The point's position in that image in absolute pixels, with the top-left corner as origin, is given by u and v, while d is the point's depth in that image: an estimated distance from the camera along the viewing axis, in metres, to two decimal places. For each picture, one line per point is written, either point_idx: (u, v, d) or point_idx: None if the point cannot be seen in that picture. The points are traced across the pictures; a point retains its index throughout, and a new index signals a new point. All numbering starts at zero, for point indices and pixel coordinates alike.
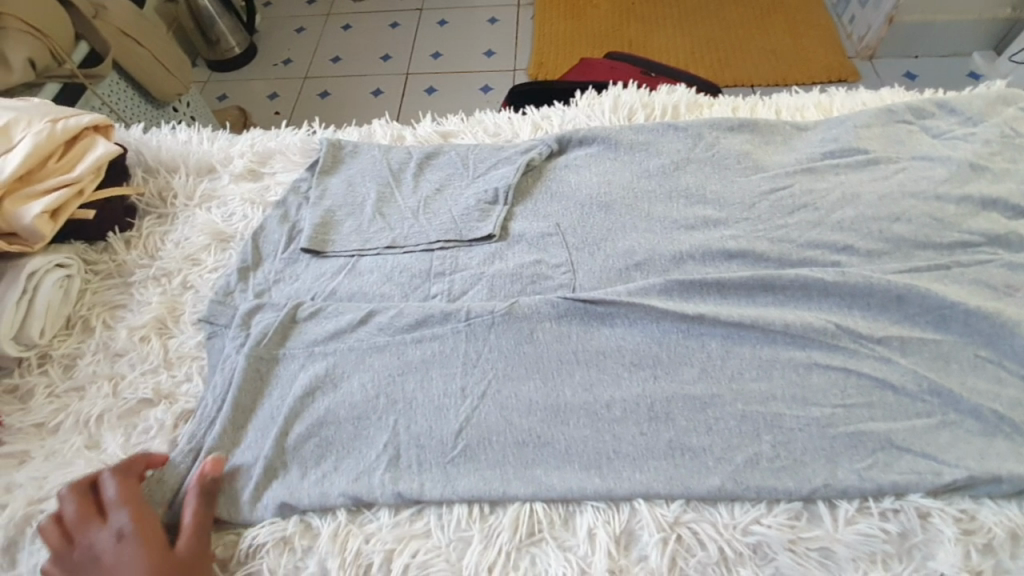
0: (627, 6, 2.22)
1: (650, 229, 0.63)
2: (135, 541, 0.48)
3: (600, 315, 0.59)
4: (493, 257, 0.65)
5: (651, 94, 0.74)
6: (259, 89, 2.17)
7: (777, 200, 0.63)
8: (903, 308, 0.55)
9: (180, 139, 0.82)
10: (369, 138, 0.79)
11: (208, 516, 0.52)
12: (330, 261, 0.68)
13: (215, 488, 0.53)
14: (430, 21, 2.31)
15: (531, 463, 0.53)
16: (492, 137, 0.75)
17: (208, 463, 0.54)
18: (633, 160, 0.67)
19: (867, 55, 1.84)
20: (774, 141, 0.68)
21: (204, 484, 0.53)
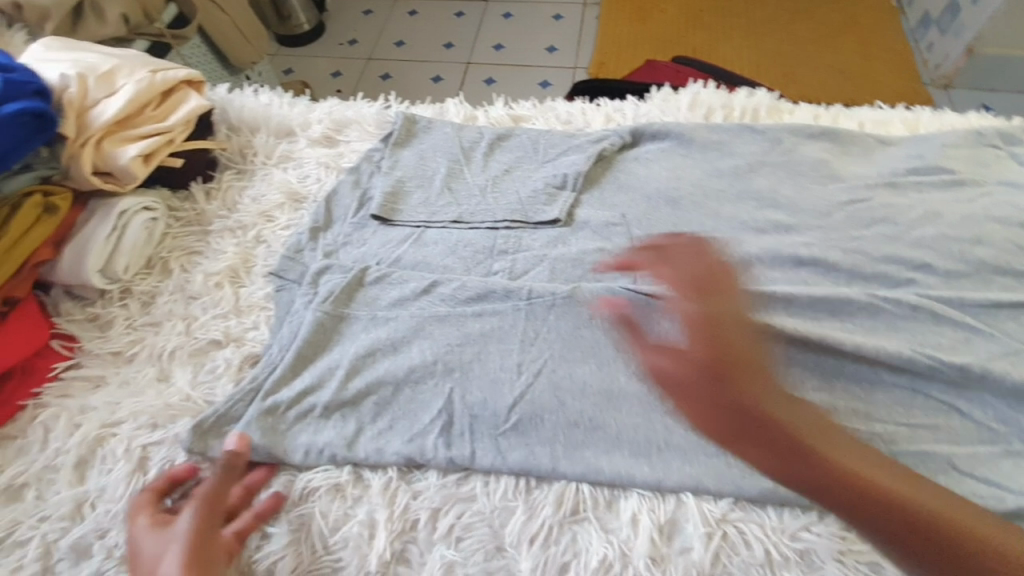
0: (694, 13, 2.19)
1: (718, 227, 0.62)
2: (158, 530, 0.50)
3: (662, 309, 0.60)
4: (557, 241, 0.66)
5: (730, 95, 0.73)
6: (323, 66, 2.23)
7: (854, 212, 0.62)
8: (977, 332, 0.54)
9: (262, 101, 0.85)
10: (442, 115, 0.81)
11: (220, 494, 0.51)
12: (398, 230, 0.70)
13: (234, 463, 0.53)
14: (495, 13, 2.33)
15: (581, 444, 0.54)
16: (564, 124, 0.76)
17: (233, 439, 0.54)
18: (706, 159, 0.67)
19: (942, 83, 1.83)
20: (853, 153, 0.67)
21: (225, 460, 0.53)
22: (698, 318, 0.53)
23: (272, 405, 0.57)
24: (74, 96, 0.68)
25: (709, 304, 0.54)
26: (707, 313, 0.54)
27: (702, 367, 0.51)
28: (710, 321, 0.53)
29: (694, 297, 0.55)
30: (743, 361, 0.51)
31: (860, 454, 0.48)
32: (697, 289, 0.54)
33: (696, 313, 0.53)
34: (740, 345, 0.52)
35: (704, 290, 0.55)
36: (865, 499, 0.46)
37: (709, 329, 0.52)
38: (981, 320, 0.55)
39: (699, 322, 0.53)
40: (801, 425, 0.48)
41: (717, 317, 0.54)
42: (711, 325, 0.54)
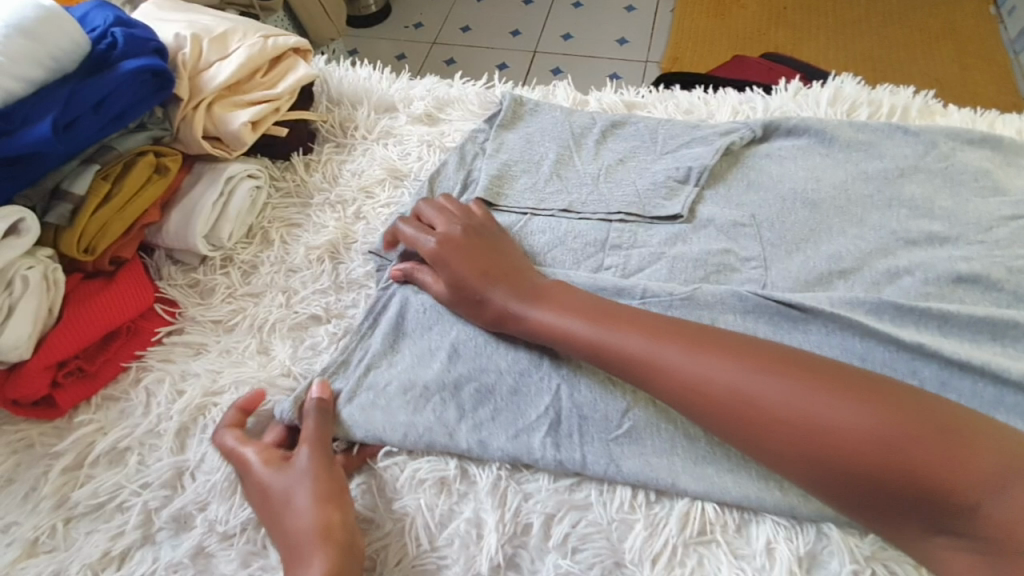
0: (777, 10, 2.09)
1: (863, 235, 0.57)
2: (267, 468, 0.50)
3: (794, 320, 0.54)
4: (677, 238, 0.62)
5: (875, 91, 0.67)
6: (389, 48, 2.23)
7: (1021, 229, 0.54)
8: None
9: (362, 76, 0.83)
10: (550, 98, 0.77)
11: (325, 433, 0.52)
12: (502, 216, 0.67)
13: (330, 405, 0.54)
14: (565, 1, 2.27)
15: (705, 458, 0.50)
16: (684, 114, 0.71)
17: (317, 387, 0.55)
18: (849, 160, 0.61)
19: None
20: (1019, 163, 0.60)
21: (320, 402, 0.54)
22: (513, 266, 0.59)
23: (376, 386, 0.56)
24: (188, 58, 0.67)
25: (513, 255, 0.60)
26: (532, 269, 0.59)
27: (525, 306, 0.55)
28: (522, 267, 0.59)
29: (502, 248, 0.61)
30: (525, 303, 0.56)
31: (810, 391, 0.45)
32: (495, 241, 0.61)
33: (507, 258, 0.60)
34: (541, 288, 0.57)
35: (497, 243, 0.61)
36: (824, 441, 0.43)
37: (526, 271, 0.59)
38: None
39: (503, 266, 0.59)
40: (734, 370, 0.47)
41: (517, 263, 0.59)
42: (521, 267, 0.59)
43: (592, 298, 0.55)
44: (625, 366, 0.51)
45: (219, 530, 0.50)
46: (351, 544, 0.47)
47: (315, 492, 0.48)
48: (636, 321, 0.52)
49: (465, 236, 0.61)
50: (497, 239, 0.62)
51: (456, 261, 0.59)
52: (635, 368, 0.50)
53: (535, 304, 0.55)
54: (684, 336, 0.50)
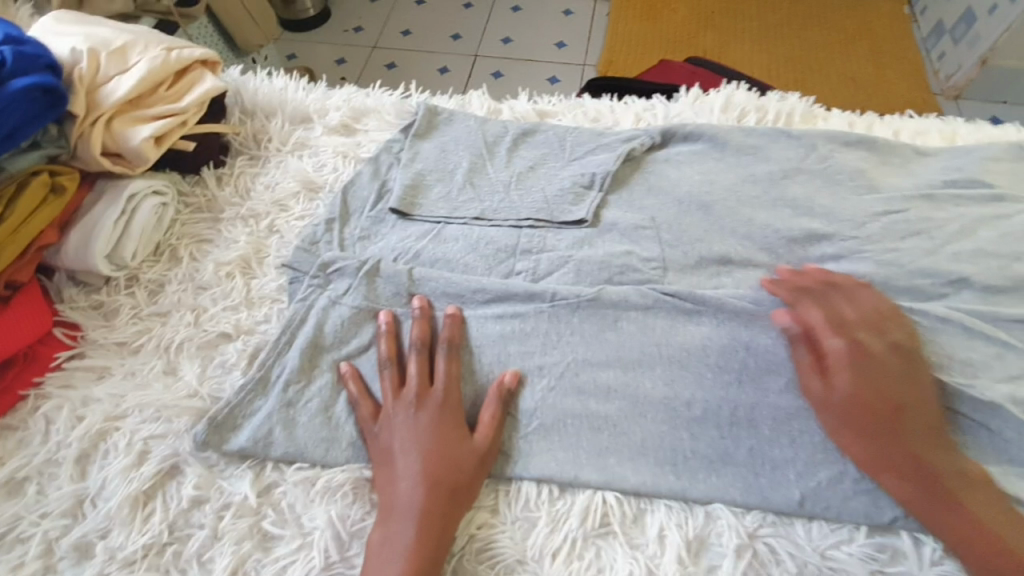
0: (706, 14, 2.19)
1: (750, 236, 0.61)
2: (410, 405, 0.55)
3: (687, 312, 0.59)
4: (583, 243, 0.64)
5: (764, 97, 0.71)
6: (328, 53, 2.19)
7: (891, 223, 0.58)
8: (1010, 347, 0.51)
9: (278, 87, 0.82)
10: (465, 106, 0.78)
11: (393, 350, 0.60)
12: (417, 225, 0.68)
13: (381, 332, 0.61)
14: (504, 5, 2.30)
15: (605, 450, 0.53)
16: (592, 121, 0.74)
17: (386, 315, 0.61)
18: (739, 163, 0.65)
19: (952, 94, 1.89)
20: (893, 162, 0.63)
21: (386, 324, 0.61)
22: (428, 434, 0.53)
23: (292, 398, 0.57)
24: (85, 72, 0.65)
25: (435, 424, 0.53)
26: (457, 433, 0.53)
27: (405, 455, 0.51)
28: (437, 435, 0.53)
29: (438, 404, 0.55)
30: (389, 454, 0.52)
31: (893, 428, 0.48)
32: (432, 403, 0.55)
33: (429, 423, 0.53)
34: (435, 450, 0.51)
35: (433, 399, 0.55)
36: (925, 491, 0.46)
37: (436, 440, 0.52)
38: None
39: (417, 428, 0.53)
40: (887, 432, 0.48)
41: (440, 425, 0.53)
42: (435, 435, 0.52)
43: (460, 492, 0.50)
44: (426, 516, 0.48)
45: (119, 558, 0.49)
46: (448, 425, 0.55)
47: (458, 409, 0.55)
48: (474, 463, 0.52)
49: (423, 358, 0.58)
50: (435, 395, 0.55)
51: (844, 303, 0.54)
52: (862, 418, 0.49)
53: (414, 455, 0.51)
54: (867, 384, 0.50)
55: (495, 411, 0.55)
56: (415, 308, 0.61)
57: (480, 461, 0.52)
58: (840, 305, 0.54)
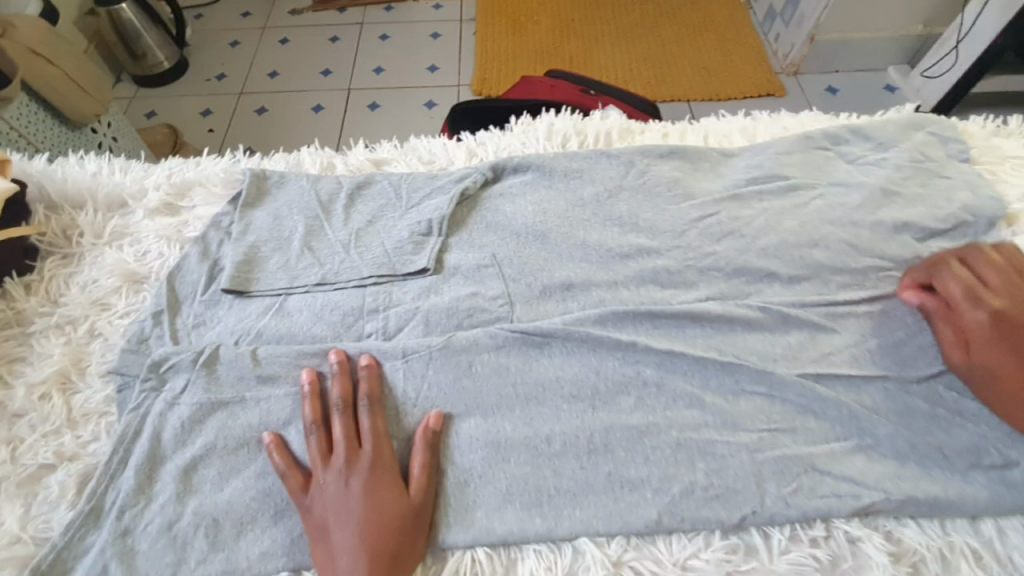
0: (567, 23, 2.27)
1: (587, 257, 0.63)
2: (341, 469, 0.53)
3: (538, 344, 0.59)
4: (429, 291, 0.63)
5: (585, 119, 0.74)
6: (192, 106, 2.05)
7: (706, 227, 0.62)
8: (820, 328, 0.57)
9: (90, 170, 0.76)
10: (297, 167, 0.76)
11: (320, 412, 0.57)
12: (256, 301, 0.65)
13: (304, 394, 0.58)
14: (371, 35, 2.26)
15: (471, 505, 0.52)
16: (426, 165, 0.74)
17: (308, 374, 0.58)
18: (567, 189, 0.67)
19: (792, 71, 2.05)
20: (703, 167, 0.67)
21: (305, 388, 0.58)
22: (365, 499, 0.51)
23: (132, 522, 0.52)
24: None
25: (372, 488, 0.51)
26: (393, 490, 0.52)
27: (341, 528, 0.49)
28: (372, 500, 0.51)
29: (372, 464, 0.53)
30: (327, 529, 0.50)
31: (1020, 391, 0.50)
32: (365, 465, 0.53)
33: (365, 488, 0.51)
34: (372, 517, 0.50)
35: (365, 460, 0.53)
36: None
37: (373, 505, 0.50)
38: (836, 317, 0.57)
39: (353, 495, 0.51)
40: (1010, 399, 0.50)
41: (376, 487, 0.52)
42: (372, 500, 0.51)
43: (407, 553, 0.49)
44: None
45: None
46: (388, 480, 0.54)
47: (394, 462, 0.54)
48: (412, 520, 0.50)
49: (347, 416, 0.56)
50: (368, 456, 0.53)
51: (978, 268, 0.55)
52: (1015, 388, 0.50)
53: (350, 527, 0.49)
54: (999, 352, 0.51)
55: (425, 458, 0.54)
56: (305, 386, 0.58)
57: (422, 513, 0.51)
58: (974, 270, 0.55)
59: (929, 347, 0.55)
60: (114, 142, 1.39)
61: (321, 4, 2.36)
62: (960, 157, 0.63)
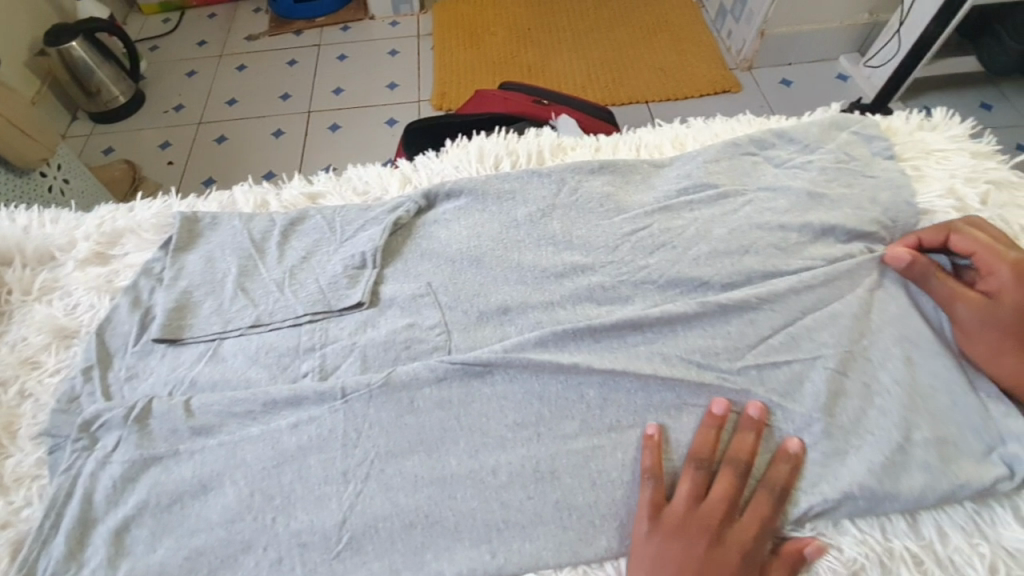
0: (523, 33, 2.28)
1: (522, 279, 0.63)
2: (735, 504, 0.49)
3: (479, 372, 0.57)
4: (366, 325, 0.62)
5: (516, 139, 0.74)
6: (150, 138, 2.00)
7: (638, 240, 0.62)
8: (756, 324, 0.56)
9: (17, 225, 0.74)
10: (229, 206, 0.74)
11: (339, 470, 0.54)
12: (190, 348, 0.63)
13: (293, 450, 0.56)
14: (328, 56, 2.24)
15: (421, 547, 0.51)
16: (360, 196, 0.73)
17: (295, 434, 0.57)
18: (500, 211, 0.67)
19: (745, 66, 2.07)
20: (634, 180, 0.67)
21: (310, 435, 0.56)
22: (698, 529, 0.48)
23: None
24: None
25: (710, 516, 0.48)
26: (753, 522, 0.48)
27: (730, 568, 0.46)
28: (693, 529, 0.48)
29: (697, 490, 0.50)
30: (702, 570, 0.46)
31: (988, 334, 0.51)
32: (721, 490, 0.49)
33: (691, 515, 0.48)
34: (665, 544, 0.47)
35: (694, 489, 0.50)
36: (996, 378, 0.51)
37: (692, 537, 0.47)
38: (774, 298, 0.56)
39: (682, 519, 0.48)
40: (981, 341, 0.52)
41: (697, 513, 0.48)
42: (699, 528, 0.48)
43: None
44: None
45: None
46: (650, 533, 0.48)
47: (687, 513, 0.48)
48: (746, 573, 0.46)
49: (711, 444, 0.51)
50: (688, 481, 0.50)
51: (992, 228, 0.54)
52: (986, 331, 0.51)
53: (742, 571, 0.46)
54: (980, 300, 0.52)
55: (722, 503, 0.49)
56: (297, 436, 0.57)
57: (752, 554, 0.46)
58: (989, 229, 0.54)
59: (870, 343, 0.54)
60: (66, 183, 1.35)
61: (276, 29, 2.34)
62: (885, 154, 0.62)
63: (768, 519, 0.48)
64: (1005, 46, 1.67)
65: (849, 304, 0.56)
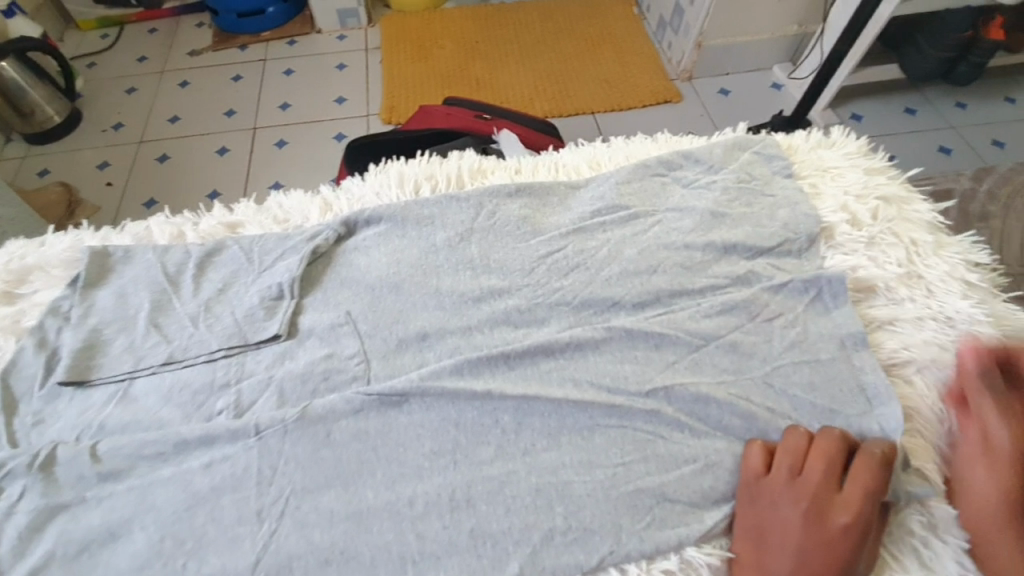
0: (471, 45, 2.29)
1: (440, 304, 0.63)
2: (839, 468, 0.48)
3: (396, 402, 0.57)
4: (283, 358, 0.61)
5: (435, 163, 0.75)
6: (87, 157, 1.89)
7: (553, 263, 0.64)
8: (662, 341, 0.57)
9: None
10: (144, 239, 0.73)
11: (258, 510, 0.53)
12: (100, 390, 0.61)
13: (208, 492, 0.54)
14: (275, 71, 2.17)
15: None
16: (280, 224, 0.72)
17: (216, 476, 0.55)
18: (420, 236, 0.67)
19: (686, 77, 2.14)
20: (551, 203, 0.69)
21: (229, 476, 0.55)
22: (790, 493, 0.48)
23: None
24: None
25: (815, 482, 0.48)
26: (854, 491, 0.47)
27: (826, 523, 0.46)
28: (789, 496, 0.48)
29: (797, 458, 0.50)
30: (798, 523, 0.47)
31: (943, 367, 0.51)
32: (820, 457, 0.49)
33: (796, 481, 0.48)
34: (759, 497, 0.49)
35: (794, 450, 0.50)
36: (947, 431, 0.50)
37: (790, 505, 0.47)
38: (677, 324, 0.58)
39: (784, 486, 0.48)
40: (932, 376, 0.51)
41: (798, 481, 0.48)
42: (796, 496, 0.48)
43: (790, 559, 0.45)
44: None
45: None
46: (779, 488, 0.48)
47: (829, 470, 0.48)
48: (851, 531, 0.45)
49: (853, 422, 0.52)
50: (799, 445, 0.50)
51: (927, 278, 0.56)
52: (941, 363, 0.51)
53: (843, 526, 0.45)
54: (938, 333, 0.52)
55: (829, 465, 0.48)
56: (210, 479, 0.55)
57: (858, 522, 0.45)
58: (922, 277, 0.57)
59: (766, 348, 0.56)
60: None
61: (220, 43, 2.25)
62: (784, 173, 0.65)
63: (872, 486, 0.46)
64: (924, 52, 1.74)
65: (749, 326, 0.57)
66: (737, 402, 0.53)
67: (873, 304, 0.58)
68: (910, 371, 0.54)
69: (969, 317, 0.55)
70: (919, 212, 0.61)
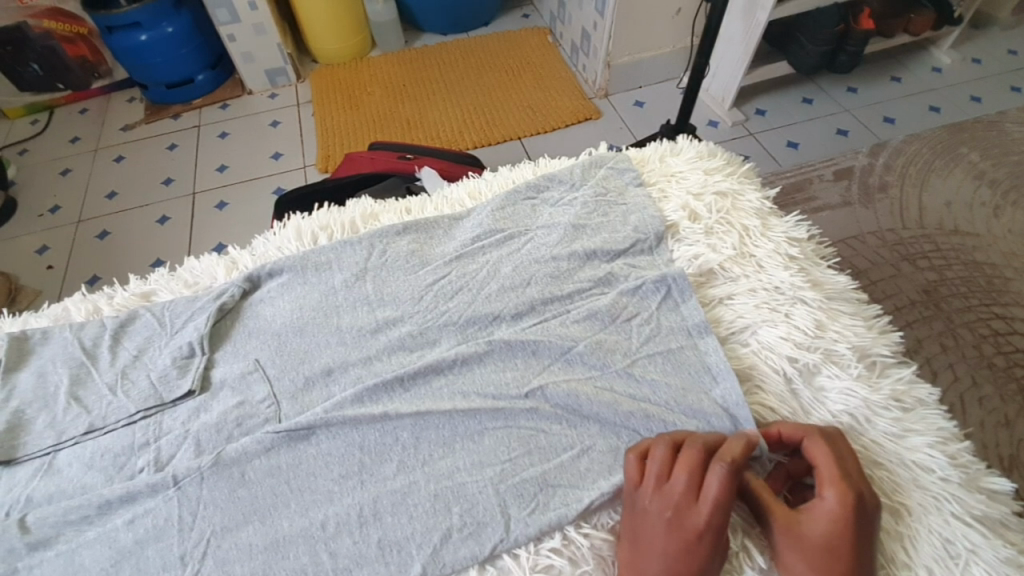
0: (398, 87, 2.37)
1: (341, 340, 0.69)
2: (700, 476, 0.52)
3: (305, 435, 0.62)
4: (198, 411, 0.66)
5: (329, 214, 0.83)
6: (26, 245, 1.87)
7: (439, 289, 0.71)
8: (535, 345, 0.65)
9: None
10: (61, 320, 0.77)
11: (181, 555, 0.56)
12: (24, 467, 0.63)
13: (131, 546, 0.56)
14: (210, 135, 2.18)
15: None
16: (190, 288, 0.78)
17: (142, 529, 0.57)
18: (319, 280, 0.74)
19: (602, 94, 2.27)
20: (436, 234, 0.78)
21: (154, 527, 0.57)
22: (659, 505, 0.52)
23: None
24: None
25: (676, 492, 0.51)
26: (710, 498, 0.50)
27: (687, 530, 0.50)
28: (656, 506, 0.52)
29: (665, 470, 0.53)
30: (666, 531, 0.50)
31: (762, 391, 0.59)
32: (683, 467, 0.52)
33: (660, 490, 0.52)
34: (637, 511, 0.53)
35: (663, 464, 0.53)
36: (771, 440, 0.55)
37: (656, 514, 0.51)
38: (550, 331, 0.66)
39: (650, 495, 0.52)
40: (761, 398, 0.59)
41: (664, 492, 0.52)
42: (660, 505, 0.51)
43: (651, 563, 0.50)
44: None
45: None
46: (650, 502, 0.52)
47: (692, 479, 0.52)
48: (708, 536, 0.49)
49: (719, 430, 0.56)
50: (664, 457, 0.54)
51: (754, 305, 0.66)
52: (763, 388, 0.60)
53: (700, 533, 0.49)
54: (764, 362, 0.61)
55: (692, 475, 0.52)
56: (134, 533, 0.57)
57: (709, 529, 0.49)
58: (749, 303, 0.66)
59: (622, 339, 0.65)
60: None
61: (151, 114, 2.25)
62: (634, 182, 0.78)
63: (723, 494, 0.50)
64: (807, 49, 1.89)
65: (609, 318, 0.66)
66: (602, 393, 0.61)
67: (714, 284, 0.69)
68: (746, 335, 0.64)
69: (790, 283, 0.66)
70: (748, 202, 0.74)
